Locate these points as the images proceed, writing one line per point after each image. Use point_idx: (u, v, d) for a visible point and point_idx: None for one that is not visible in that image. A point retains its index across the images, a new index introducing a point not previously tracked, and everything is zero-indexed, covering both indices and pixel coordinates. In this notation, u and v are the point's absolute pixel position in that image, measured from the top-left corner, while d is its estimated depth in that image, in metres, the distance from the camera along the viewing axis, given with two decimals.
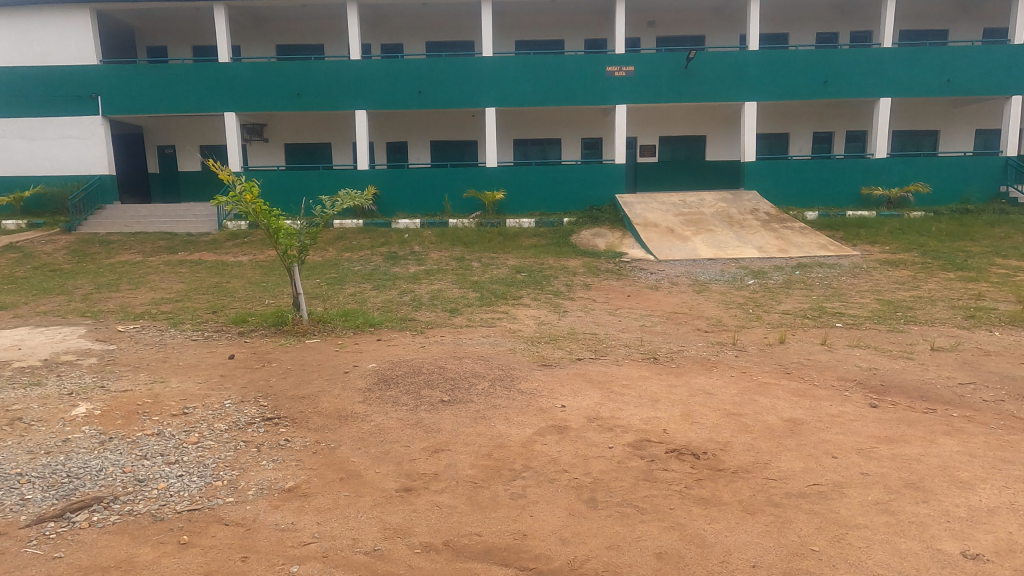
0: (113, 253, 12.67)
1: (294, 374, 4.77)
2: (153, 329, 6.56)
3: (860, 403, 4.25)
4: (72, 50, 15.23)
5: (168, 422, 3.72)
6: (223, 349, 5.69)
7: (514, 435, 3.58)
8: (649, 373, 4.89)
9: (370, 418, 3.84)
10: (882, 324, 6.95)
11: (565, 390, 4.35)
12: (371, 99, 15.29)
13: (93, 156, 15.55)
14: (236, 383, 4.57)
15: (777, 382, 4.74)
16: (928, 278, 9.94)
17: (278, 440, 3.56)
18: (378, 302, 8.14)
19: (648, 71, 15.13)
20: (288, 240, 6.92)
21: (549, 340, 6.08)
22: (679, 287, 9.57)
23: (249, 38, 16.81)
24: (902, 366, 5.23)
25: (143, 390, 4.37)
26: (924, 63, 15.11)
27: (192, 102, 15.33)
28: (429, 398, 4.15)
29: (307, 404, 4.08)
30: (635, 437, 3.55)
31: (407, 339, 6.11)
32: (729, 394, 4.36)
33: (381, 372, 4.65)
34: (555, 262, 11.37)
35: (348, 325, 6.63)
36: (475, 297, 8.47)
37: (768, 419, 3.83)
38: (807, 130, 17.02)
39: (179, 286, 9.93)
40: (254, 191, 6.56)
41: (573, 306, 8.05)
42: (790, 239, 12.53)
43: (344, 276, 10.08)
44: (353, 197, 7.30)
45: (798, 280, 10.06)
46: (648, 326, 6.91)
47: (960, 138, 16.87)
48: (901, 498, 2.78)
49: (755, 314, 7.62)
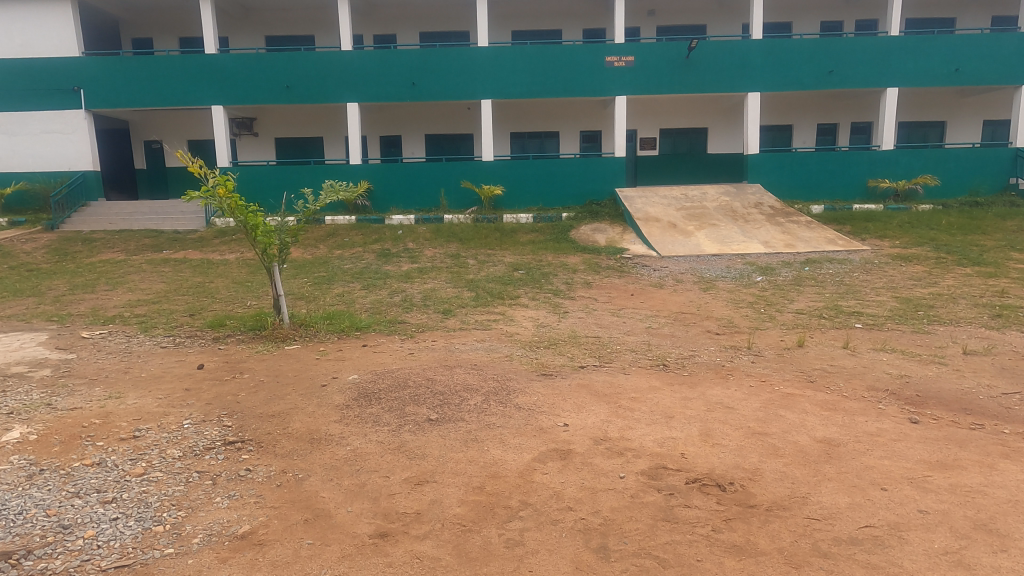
0: (94, 253, 12.13)
1: (266, 388, 4.29)
2: (122, 335, 6.07)
3: (897, 418, 3.78)
4: (52, 41, 14.69)
5: (113, 449, 3.25)
6: (193, 358, 5.20)
7: (510, 462, 3.11)
8: (660, 383, 4.44)
9: (346, 442, 3.37)
10: (905, 325, 6.49)
11: (568, 405, 3.88)
12: (363, 91, 14.74)
13: (77, 151, 15.03)
14: (200, 400, 4.10)
15: (803, 393, 4.28)
16: (944, 273, 9.53)
17: (238, 470, 3.10)
18: (367, 303, 7.66)
19: (649, 62, 14.63)
20: (267, 238, 6.41)
21: (548, 344, 5.61)
22: (685, 285, 9.10)
23: (236, 29, 16.26)
24: (936, 372, 4.77)
25: (93, 409, 3.90)
26: (934, 51, 14.61)
27: (178, 96, 14.80)
28: (414, 416, 3.67)
29: (276, 424, 3.61)
30: (649, 464, 3.09)
31: (395, 344, 5.63)
32: (752, 408, 3.89)
33: (364, 385, 4.18)
34: (554, 258, 10.91)
35: (333, 328, 6.16)
36: (470, 297, 8.01)
37: (799, 439, 3.37)
38: (812, 123, 16.57)
39: (159, 286, 9.46)
40: (229, 185, 6.08)
41: (574, 306, 7.56)
42: (797, 234, 12.07)
43: (333, 275, 9.58)
44: (337, 190, 6.84)
45: (808, 276, 9.61)
46: (655, 327, 6.44)
47: (968, 129, 16.43)
48: (974, 545, 2.34)
49: (768, 314, 7.14)
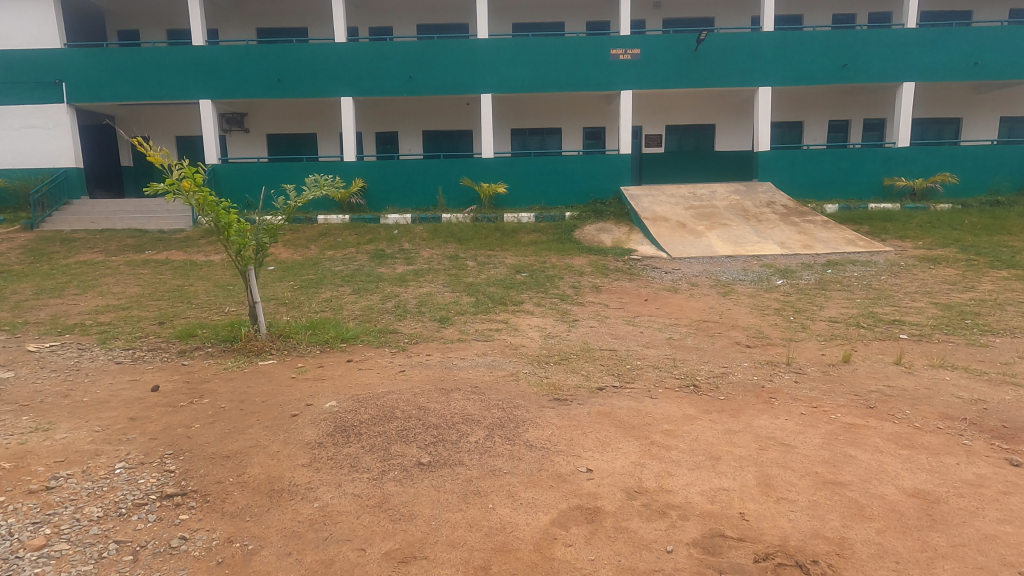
0: (71, 254, 11.40)
1: (224, 418, 3.58)
2: (74, 348, 5.34)
3: (993, 460, 3.09)
4: (32, 32, 13.96)
5: (13, 510, 2.56)
6: (148, 377, 4.48)
7: (523, 528, 2.43)
8: (696, 412, 3.72)
9: (314, 496, 2.67)
10: (957, 336, 5.79)
11: (590, 443, 3.18)
12: (357, 84, 14.03)
13: (58, 146, 14.29)
14: (143, 434, 3.38)
15: (866, 424, 3.59)
16: (980, 277, 8.85)
17: (171, 539, 2.40)
18: (355, 310, 6.95)
19: (657, 54, 13.93)
20: (241, 238, 5.67)
21: (559, 359, 4.91)
22: (701, 290, 8.38)
23: (225, 21, 15.55)
24: (1014, 397, 4.07)
25: (8, 448, 3.19)
26: (953, 44, 13.92)
27: (164, 90, 14.10)
28: (400, 459, 2.96)
29: (229, 470, 2.91)
30: (702, 531, 2.41)
31: (384, 360, 4.94)
32: (813, 446, 3.19)
33: (342, 415, 3.47)
34: (558, 260, 10.21)
35: (315, 340, 5.45)
36: (469, 303, 7.29)
37: (886, 492, 2.68)
38: (824, 119, 15.89)
39: (133, 291, 8.73)
40: (198, 178, 5.37)
41: (583, 314, 6.85)
42: (814, 234, 11.39)
43: (321, 278, 8.85)
44: (322, 184, 6.14)
45: (832, 279, 8.95)
46: (676, 339, 5.74)
47: (987, 125, 15.75)
48: None
49: (799, 323, 6.43)
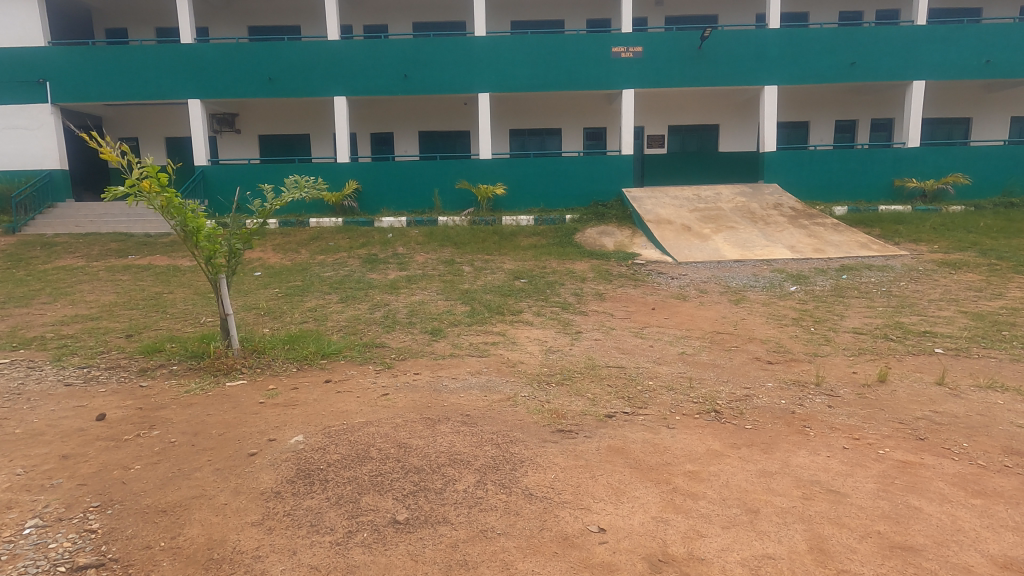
0: (50, 259, 10.87)
1: (171, 457, 3.05)
2: (23, 367, 4.80)
3: None
4: (16, 29, 13.44)
5: None
6: (97, 404, 3.94)
7: None
8: (723, 447, 3.20)
9: (260, 569, 2.14)
10: (997, 351, 5.27)
11: (601, 491, 2.65)
12: (350, 84, 13.53)
13: (43, 147, 13.74)
14: (72, 478, 2.85)
15: (922, 462, 3.06)
16: (1006, 283, 8.36)
17: None
18: (340, 321, 6.41)
19: (661, 52, 13.44)
20: (211, 244, 5.13)
21: (561, 380, 4.38)
22: (711, 297, 7.87)
23: (214, 19, 15.05)
24: None
25: None
26: (966, 40, 13.42)
27: (150, 89, 13.59)
28: (372, 516, 2.44)
29: (163, 531, 2.38)
30: None
31: (365, 380, 4.40)
32: (868, 495, 2.67)
33: (307, 455, 2.95)
34: (558, 265, 9.70)
35: (293, 356, 4.92)
36: (464, 313, 6.76)
37: (972, 563, 2.18)
38: (831, 118, 15.40)
39: (107, 299, 8.18)
40: (163, 176, 4.83)
41: (587, 325, 6.31)
42: (825, 237, 10.87)
43: (308, 285, 8.34)
44: (303, 183, 5.60)
45: (848, 285, 8.44)
46: (690, 354, 5.21)
47: (998, 124, 15.25)
48: None
49: (821, 335, 5.91)
